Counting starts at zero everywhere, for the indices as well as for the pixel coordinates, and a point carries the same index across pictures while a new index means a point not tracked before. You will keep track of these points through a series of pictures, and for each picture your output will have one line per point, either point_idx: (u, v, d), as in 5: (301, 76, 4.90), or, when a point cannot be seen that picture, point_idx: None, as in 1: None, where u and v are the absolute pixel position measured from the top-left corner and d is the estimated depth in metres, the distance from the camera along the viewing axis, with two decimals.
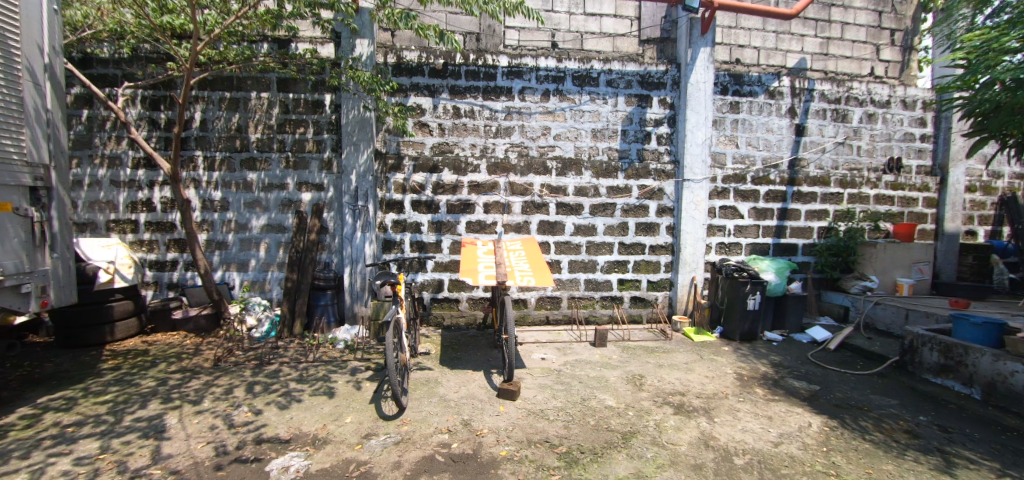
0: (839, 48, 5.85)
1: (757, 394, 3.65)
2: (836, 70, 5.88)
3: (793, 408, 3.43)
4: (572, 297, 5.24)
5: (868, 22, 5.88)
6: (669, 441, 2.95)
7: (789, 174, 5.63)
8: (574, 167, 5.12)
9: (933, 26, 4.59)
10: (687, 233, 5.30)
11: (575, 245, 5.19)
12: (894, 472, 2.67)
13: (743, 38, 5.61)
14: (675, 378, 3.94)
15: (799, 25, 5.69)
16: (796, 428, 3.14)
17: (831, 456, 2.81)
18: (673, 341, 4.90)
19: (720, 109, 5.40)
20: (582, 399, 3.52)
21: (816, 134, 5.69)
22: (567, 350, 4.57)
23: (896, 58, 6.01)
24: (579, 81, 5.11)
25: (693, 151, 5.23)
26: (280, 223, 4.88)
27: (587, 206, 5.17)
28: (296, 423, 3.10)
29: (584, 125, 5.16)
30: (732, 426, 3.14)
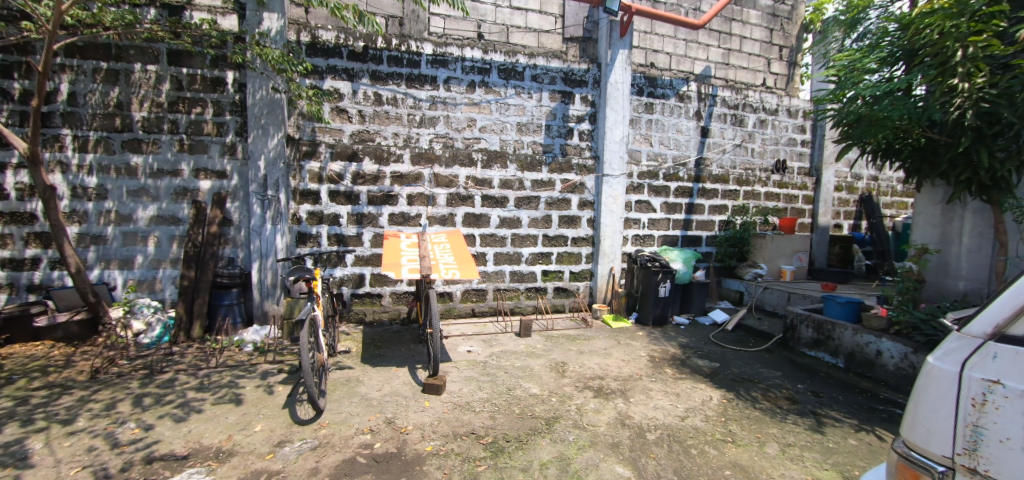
0: (738, 60, 6.48)
1: (667, 374, 3.97)
2: (735, 79, 6.51)
3: (698, 384, 3.78)
4: (497, 289, 5.29)
5: (761, 38, 6.58)
6: (589, 423, 3.10)
7: (695, 172, 6.17)
8: (499, 160, 5.15)
9: (812, 46, 5.24)
10: (606, 226, 5.58)
11: (500, 237, 5.24)
12: (778, 434, 3.05)
13: (657, 44, 5.98)
14: (595, 363, 4.15)
15: (705, 35, 6.21)
16: (700, 402, 3.47)
17: (728, 425, 3.14)
18: (593, 328, 5.16)
19: (636, 109, 5.75)
20: (508, 389, 3.58)
21: (717, 136, 6.27)
22: (493, 341, 4.62)
23: (783, 72, 6.80)
24: (504, 75, 5.13)
25: (612, 147, 5.51)
26: (173, 214, 4.33)
27: (511, 199, 5.24)
28: (196, 437, 2.79)
29: (509, 119, 5.20)
30: (645, 405, 3.38)
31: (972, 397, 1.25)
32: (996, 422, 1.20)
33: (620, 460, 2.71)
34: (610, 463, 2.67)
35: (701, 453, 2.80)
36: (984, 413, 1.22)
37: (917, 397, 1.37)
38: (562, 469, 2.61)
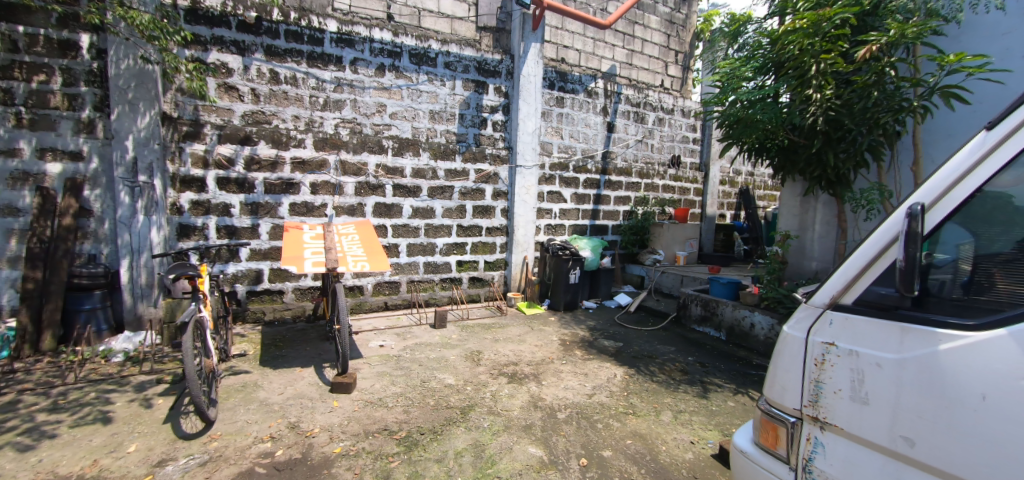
0: (640, 61, 6.90)
1: (576, 356, 4.18)
2: (638, 79, 6.93)
3: (604, 364, 4.03)
4: (411, 281, 5.16)
5: (660, 42, 7.06)
6: (503, 409, 3.16)
7: (602, 165, 6.51)
8: (411, 147, 4.99)
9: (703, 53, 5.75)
10: (519, 215, 5.68)
11: (414, 228, 5.09)
12: (672, 403, 3.36)
13: (567, 40, 6.13)
14: (509, 350, 4.23)
15: (611, 35, 6.50)
16: (605, 380, 3.70)
17: (630, 398, 3.40)
18: (508, 316, 5.26)
19: (548, 102, 5.90)
20: (423, 381, 3.52)
21: (622, 132, 6.66)
22: (407, 334, 4.51)
23: (678, 75, 7.38)
24: (416, 59, 4.96)
25: (525, 139, 5.61)
26: (10, 204, 3.61)
27: (425, 188, 5.11)
28: (49, 466, 2.38)
29: (421, 105, 5.03)
30: (556, 386, 3.53)
31: (813, 357, 1.35)
32: (829, 377, 1.30)
33: (533, 441, 2.80)
34: (523, 444, 2.75)
35: (606, 427, 2.99)
36: (823, 370, 1.33)
37: (775, 358, 1.49)
38: (477, 455, 2.64)
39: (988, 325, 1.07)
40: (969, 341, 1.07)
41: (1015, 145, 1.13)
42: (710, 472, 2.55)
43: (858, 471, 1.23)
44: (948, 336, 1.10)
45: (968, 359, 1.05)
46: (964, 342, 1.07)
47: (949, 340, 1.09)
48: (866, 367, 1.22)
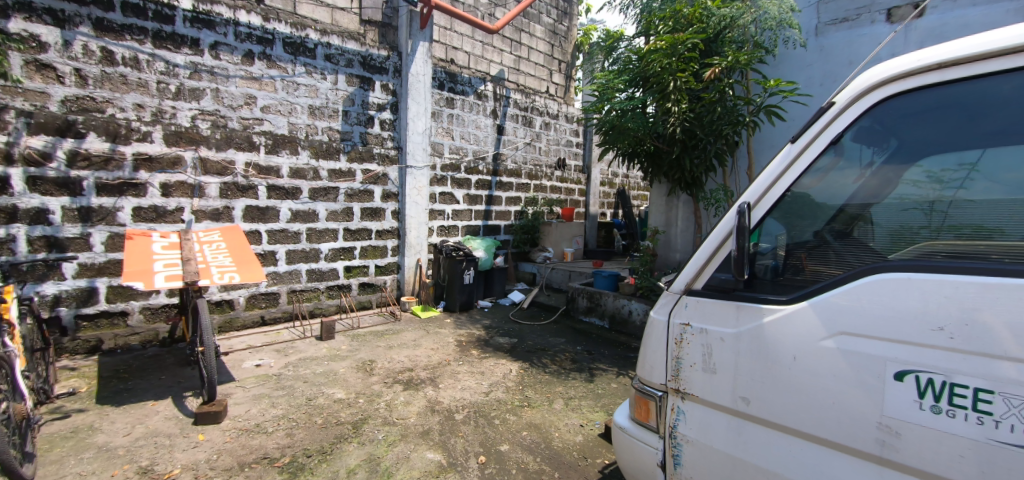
0: (527, 67, 7.16)
1: (473, 355, 4.20)
2: (526, 84, 7.17)
3: (500, 360, 4.11)
4: (292, 291, 4.74)
5: (544, 51, 7.41)
6: (399, 417, 3.06)
7: (493, 166, 6.64)
8: (287, 144, 4.58)
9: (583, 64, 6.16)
10: (411, 217, 5.55)
11: (293, 233, 4.68)
12: (563, 391, 3.55)
13: (456, 41, 6.09)
14: (404, 356, 4.11)
15: (499, 40, 6.64)
16: (502, 376, 3.78)
17: (525, 391, 3.51)
18: (402, 321, 5.10)
19: (437, 103, 5.84)
20: (308, 399, 3.26)
21: (511, 134, 6.88)
22: (289, 350, 4.13)
23: (561, 82, 7.81)
24: (291, 48, 4.56)
25: (414, 139, 5.49)
26: None
27: (305, 189, 4.73)
28: None
29: (298, 99, 4.65)
30: (454, 388, 3.52)
31: (674, 337, 1.53)
32: (687, 353, 1.49)
33: (431, 446, 2.75)
34: (420, 451, 2.69)
35: (503, 421, 3.05)
36: (682, 347, 1.51)
37: (645, 340, 1.66)
38: (371, 470, 2.51)
39: (795, 299, 1.28)
40: (782, 313, 1.28)
41: (811, 154, 1.37)
42: (597, 451, 2.75)
43: (711, 431, 1.42)
44: (769, 310, 1.31)
45: (783, 328, 1.27)
46: (779, 314, 1.29)
47: (770, 314, 1.31)
48: (714, 342, 1.42)
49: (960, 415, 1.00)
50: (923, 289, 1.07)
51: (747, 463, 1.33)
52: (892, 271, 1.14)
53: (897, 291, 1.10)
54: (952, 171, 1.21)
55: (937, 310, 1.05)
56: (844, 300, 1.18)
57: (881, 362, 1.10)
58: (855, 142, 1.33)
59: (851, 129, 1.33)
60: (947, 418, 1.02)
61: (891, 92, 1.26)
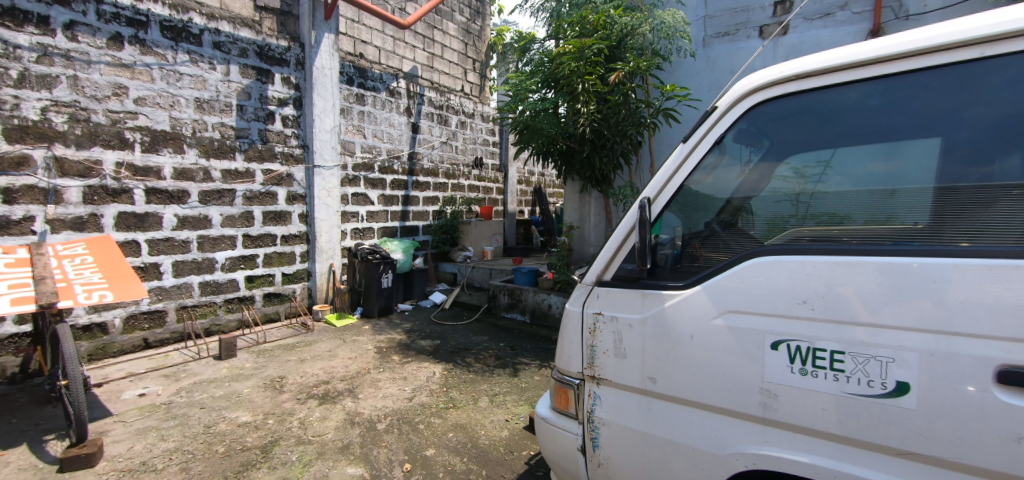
0: (441, 65, 7.07)
1: (394, 361, 4.08)
2: (440, 82, 7.08)
3: (423, 364, 4.04)
4: (183, 307, 4.25)
5: (458, 49, 7.37)
6: (315, 434, 2.89)
7: (408, 166, 6.50)
8: (169, 142, 4.10)
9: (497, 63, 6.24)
10: (321, 220, 5.24)
11: (182, 241, 4.21)
12: (487, 389, 3.58)
13: (365, 35, 5.84)
14: (318, 369, 3.88)
15: (411, 36, 6.48)
16: (425, 379, 3.72)
17: (449, 393, 3.48)
18: (315, 332, 4.80)
19: (347, 99, 5.56)
20: (207, 427, 2.96)
21: (426, 133, 6.79)
22: (181, 374, 3.71)
23: (476, 82, 7.83)
24: (170, 33, 4.09)
25: (322, 137, 5.19)
26: None
27: (194, 193, 4.27)
28: None
29: (181, 91, 4.17)
30: (375, 397, 3.39)
31: (588, 326, 1.62)
32: (600, 341, 1.58)
33: (351, 460, 2.63)
34: (340, 467, 2.56)
35: (427, 426, 3.00)
36: (595, 335, 1.60)
37: (562, 332, 1.73)
38: None
39: (690, 284, 1.42)
40: (680, 297, 1.41)
41: (699, 153, 1.52)
42: (523, 443, 2.81)
43: (623, 411, 1.53)
44: (669, 295, 1.44)
45: (681, 311, 1.39)
46: (678, 299, 1.41)
47: (670, 298, 1.43)
48: (623, 328, 1.52)
49: (821, 374, 1.18)
50: (789, 269, 1.24)
51: (656, 437, 1.45)
52: (767, 255, 1.31)
53: (770, 272, 1.26)
54: (812, 167, 1.40)
55: (801, 287, 1.21)
56: (731, 282, 1.32)
57: (761, 334, 1.25)
58: (735, 142, 1.49)
59: (731, 131, 1.49)
60: (812, 378, 1.19)
61: (761, 98, 1.43)
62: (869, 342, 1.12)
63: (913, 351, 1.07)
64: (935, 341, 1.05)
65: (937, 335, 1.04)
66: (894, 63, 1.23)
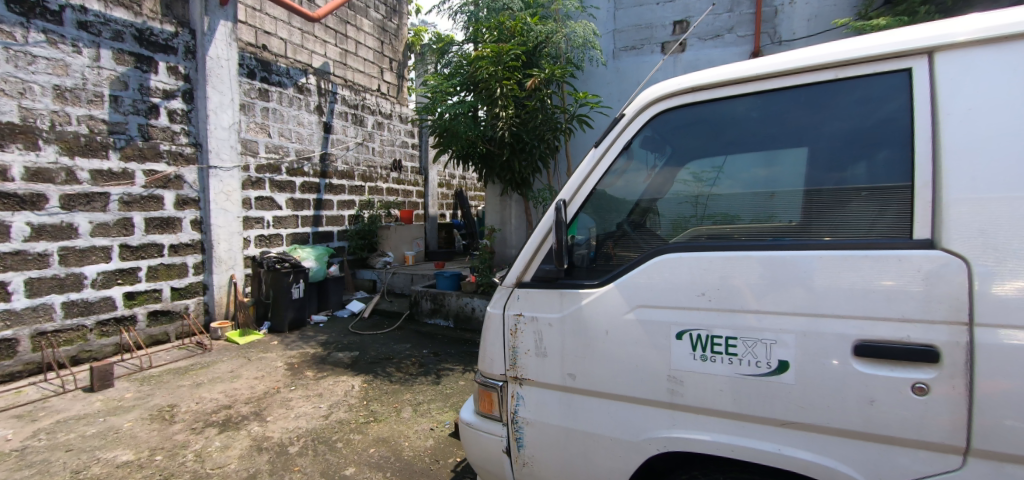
0: (355, 62, 6.77)
1: (308, 377, 3.82)
2: (354, 80, 6.77)
3: (340, 378, 3.83)
4: (42, 333, 3.64)
5: (373, 47, 7.12)
6: (214, 466, 2.61)
7: (320, 168, 6.16)
8: (19, 137, 3.50)
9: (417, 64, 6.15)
10: (220, 227, 4.77)
11: (40, 254, 3.61)
12: (410, 398, 3.47)
13: (268, 25, 5.42)
14: (218, 392, 3.51)
15: (321, 30, 6.13)
16: (342, 394, 3.52)
17: (369, 406, 3.33)
18: (214, 352, 4.35)
19: (248, 94, 5.12)
20: (75, 472, 2.55)
21: (340, 133, 6.49)
22: (41, 412, 3.16)
23: (393, 82, 7.61)
24: (18, 8, 3.50)
25: (218, 135, 4.73)
26: None
27: (54, 197, 3.68)
28: None
29: (35, 77, 3.59)
30: (285, 418, 3.15)
31: (509, 328, 1.64)
32: (521, 342, 1.61)
33: None
34: None
35: (346, 443, 2.85)
36: (516, 337, 1.62)
37: (484, 335, 1.73)
38: None
39: (604, 282, 1.48)
40: (595, 295, 1.47)
41: (610, 157, 1.60)
42: (448, 451, 2.77)
43: (545, 409, 1.56)
44: (586, 294, 1.49)
45: (596, 308, 1.46)
46: (593, 297, 1.48)
47: (585, 297, 1.49)
48: (543, 328, 1.56)
49: (718, 359, 1.29)
50: (690, 265, 1.35)
51: (576, 430, 1.50)
52: (670, 252, 1.41)
53: (674, 268, 1.36)
54: (708, 171, 1.52)
55: (699, 280, 1.32)
56: (640, 278, 1.41)
57: (667, 325, 1.35)
58: (641, 147, 1.60)
59: (638, 137, 1.59)
60: (710, 363, 1.30)
61: (662, 108, 1.54)
62: (756, 327, 1.25)
63: (790, 333, 1.21)
64: (808, 323, 1.20)
65: (809, 318, 1.19)
66: (771, 80, 1.38)
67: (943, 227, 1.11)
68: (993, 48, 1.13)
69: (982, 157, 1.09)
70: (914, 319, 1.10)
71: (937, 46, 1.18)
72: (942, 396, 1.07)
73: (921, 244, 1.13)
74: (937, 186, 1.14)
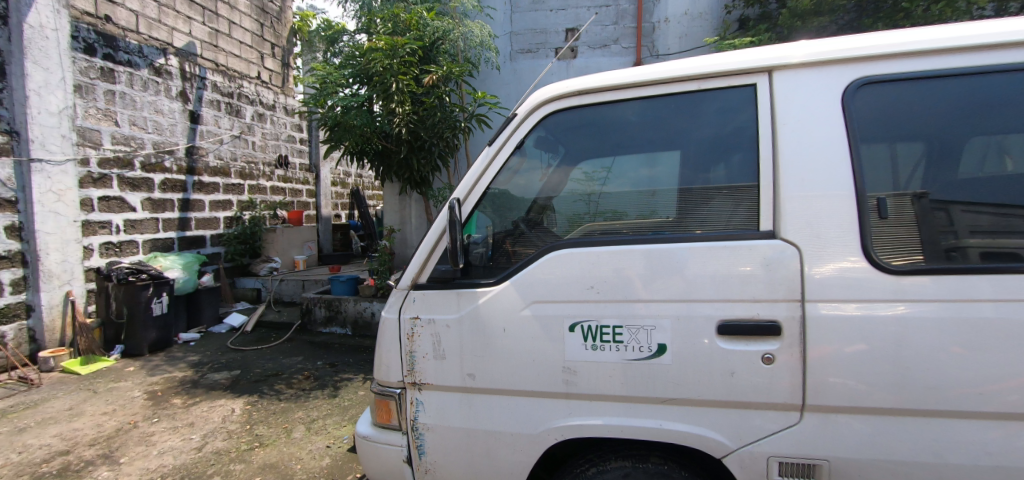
0: (228, 44, 6.05)
1: (175, 406, 3.34)
2: (227, 64, 6.05)
3: (217, 402, 3.40)
4: None
5: (251, 29, 6.43)
6: None
7: (186, 163, 5.44)
8: None
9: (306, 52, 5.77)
10: (49, 234, 3.97)
11: None
12: (302, 416, 3.21)
13: None
14: (51, 436, 2.92)
15: (184, 4, 5.37)
16: (219, 421, 3.13)
17: (254, 430, 3.01)
18: (46, 387, 3.61)
19: (86, 74, 4.31)
20: None
21: (211, 124, 5.80)
22: None
23: (276, 69, 6.96)
24: None
25: (43, 120, 3.91)
26: None
27: None
28: None
29: None
30: (146, 456, 2.72)
31: (405, 332, 1.58)
32: (419, 345, 1.56)
33: None
34: None
35: (225, 475, 2.54)
36: (413, 341, 1.58)
37: (379, 342, 1.65)
38: None
39: (501, 280, 1.50)
40: (492, 293, 1.48)
41: (504, 155, 1.62)
42: (348, 467, 2.61)
43: (446, 412, 1.54)
44: (482, 292, 1.50)
45: (493, 307, 1.47)
46: (490, 295, 1.48)
47: (482, 296, 1.49)
48: (440, 329, 1.53)
49: (606, 347, 1.38)
50: (580, 259, 1.41)
51: (478, 429, 1.50)
52: (561, 248, 1.46)
53: (566, 263, 1.42)
54: (597, 171, 1.60)
55: (589, 274, 1.40)
56: (535, 274, 1.45)
57: (561, 318, 1.40)
58: (534, 146, 1.64)
59: (531, 136, 1.63)
60: (599, 352, 1.38)
61: (552, 108, 1.60)
62: (639, 314, 1.35)
63: (667, 318, 1.33)
64: (681, 308, 1.32)
65: (682, 303, 1.32)
66: (648, 87, 1.51)
67: (782, 220, 1.29)
68: (816, 70, 1.34)
69: (808, 160, 1.30)
70: (763, 299, 1.27)
71: (776, 66, 1.37)
72: (783, 363, 1.26)
73: (766, 234, 1.31)
74: (778, 185, 1.32)
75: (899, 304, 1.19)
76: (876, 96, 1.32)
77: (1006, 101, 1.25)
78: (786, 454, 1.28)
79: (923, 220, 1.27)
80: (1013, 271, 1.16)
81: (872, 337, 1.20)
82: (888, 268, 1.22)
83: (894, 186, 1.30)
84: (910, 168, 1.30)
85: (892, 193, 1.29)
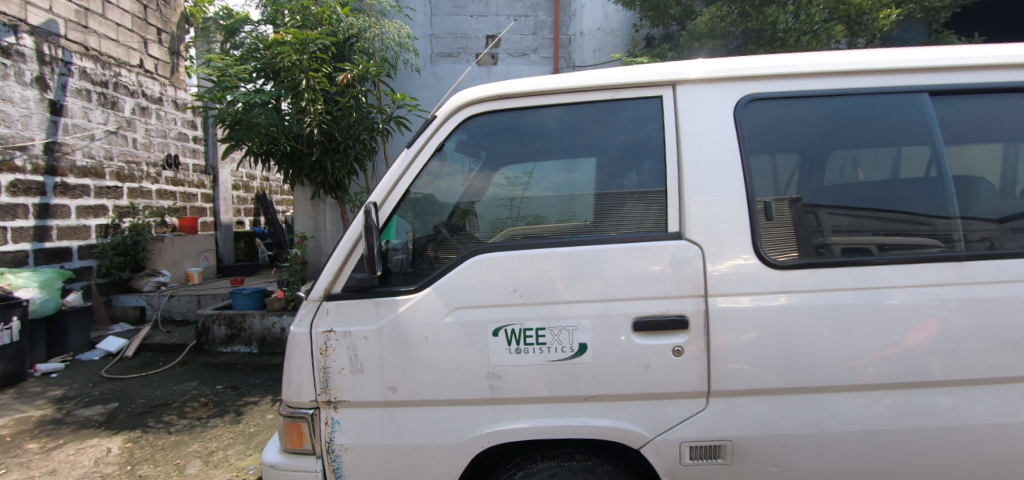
0: (102, 26, 5.29)
1: (30, 452, 2.82)
2: (99, 48, 5.28)
3: (87, 442, 2.93)
4: None
5: (132, 11, 5.70)
6: None
7: (45, 162, 4.67)
8: None
9: (200, 40, 5.23)
10: None
11: None
12: (197, 448, 2.86)
13: None
14: None
15: None
16: (91, 464, 2.70)
17: (137, 471, 2.63)
18: None
19: None
20: None
21: (79, 117, 5.03)
22: None
23: (163, 58, 6.21)
24: None
25: None
26: None
27: None
28: None
29: None
30: None
31: (318, 347, 1.47)
32: (334, 360, 1.46)
33: None
34: None
35: None
36: (327, 356, 1.47)
37: (288, 359, 1.52)
38: None
39: (421, 287, 1.45)
40: (413, 301, 1.43)
41: (423, 158, 1.58)
42: None
43: (365, 429, 1.45)
44: (402, 300, 1.44)
45: (414, 314, 1.42)
46: (411, 303, 1.43)
47: (402, 304, 1.44)
48: (358, 341, 1.45)
49: (530, 350, 1.38)
50: (503, 263, 1.41)
51: (402, 444, 1.43)
52: (484, 252, 1.45)
53: (488, 267, 1.41)
54: (518, 176, 1.61)
55: (511, 278, 1.40)
56: (458, 278, 1.42)
57: (484, 323, 1.39)
58: (454, 150, 1.61)
59: (451, 139, 1.60)
60: (523, 355, 1.39)
61: (473, 112, 1.59)
62: (562, 315, 1.37)
63: (586, 318, 1.37)
64: (600, 308, 1.37)
65: (601, 303, 1.37)
66: (564, 94, 1.55)
67: (687, 222, 1.39)
68: (712, 85, 1.47)
69: (707, 167, 1.41)
70: (672, 296, 1.36)
71: (678, 80, 1.48)
72: (691, 355, 1.36)
73: (673, 235, 1.40)
74: (682, 190, 1.42)
75: (784, 295, 1.33)
76: (762, 111, 1.47)
77: (859, 121, 1.47)
78: (695, 439, 1.38)
79: (800, 221, 1.43)
80: (869, 264, 1.34)
81: (764, 326, 1.33)
82: (774, 263, 1.36)
83: (775, 191, 1.45)
84: (789, 175, 1.47)
85: (774, 197, 1.45)
